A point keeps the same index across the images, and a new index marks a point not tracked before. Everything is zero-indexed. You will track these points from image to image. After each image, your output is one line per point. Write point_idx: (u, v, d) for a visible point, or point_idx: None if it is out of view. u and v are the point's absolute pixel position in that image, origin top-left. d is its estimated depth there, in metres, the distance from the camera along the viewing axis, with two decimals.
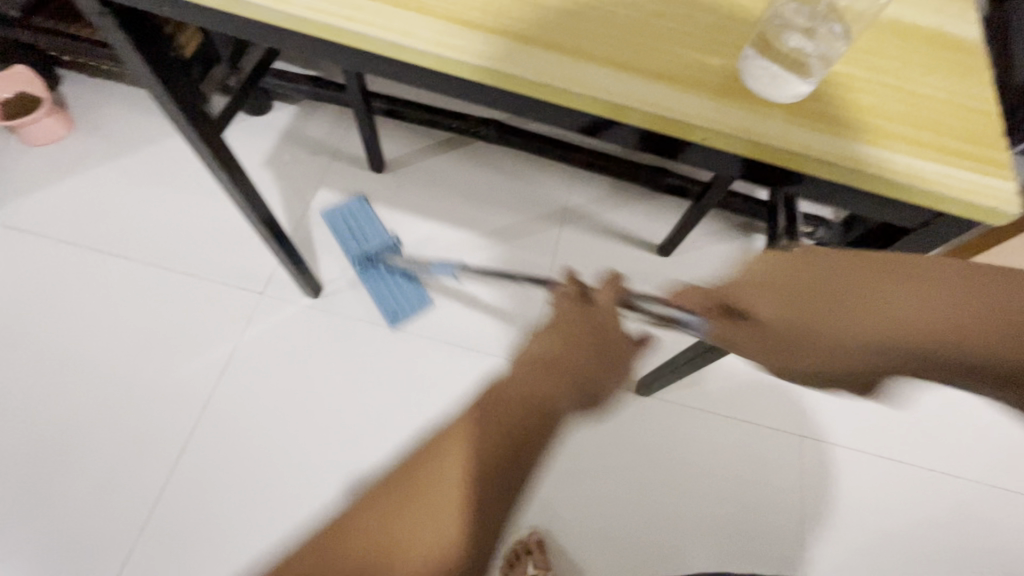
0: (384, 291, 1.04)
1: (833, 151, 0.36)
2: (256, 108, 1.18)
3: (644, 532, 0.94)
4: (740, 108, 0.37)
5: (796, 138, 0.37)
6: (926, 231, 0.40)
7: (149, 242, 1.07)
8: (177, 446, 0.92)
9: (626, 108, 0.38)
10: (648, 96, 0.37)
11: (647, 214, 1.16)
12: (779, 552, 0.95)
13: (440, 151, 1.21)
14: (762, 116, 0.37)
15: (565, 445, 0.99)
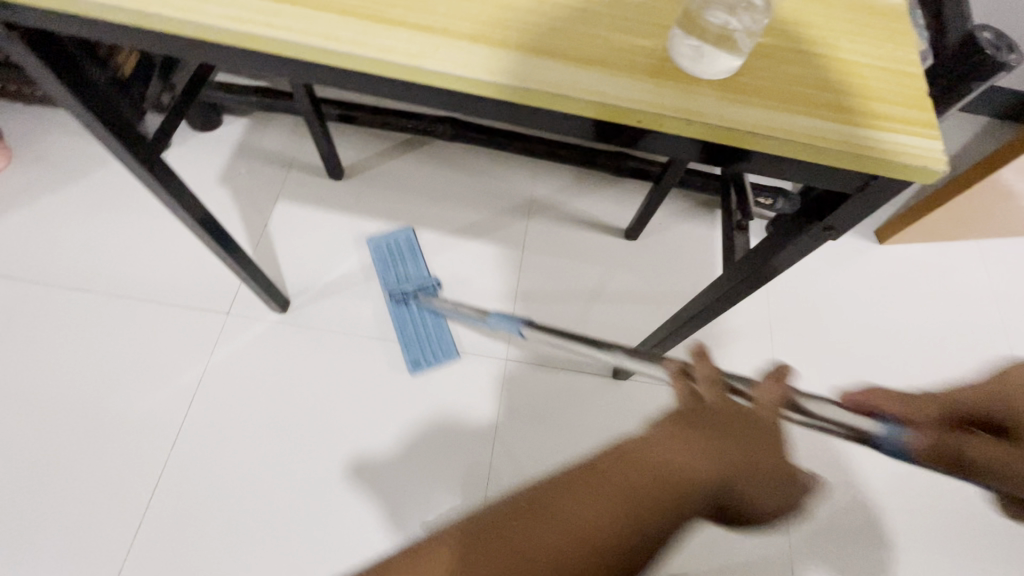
0: (411, 333, 1.02)
1: (762, 126, 0.36)
2: (204, 123, 1.15)
3: None
4: (670, 88, 0.37)
5: (726, 116, 0.37)
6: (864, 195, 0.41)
7: (109, 271, 1.03)
8: (153, 474, 0.90)
9: (558, 99, 0.37)
10: (578, 84, 0.37)
11: (614, 200, 1.17)
12: (783, 530, 0.93)
13: (400, 152, 1.19)
14: (692, 95, 0.37)
15: (551, 430, 0.99)
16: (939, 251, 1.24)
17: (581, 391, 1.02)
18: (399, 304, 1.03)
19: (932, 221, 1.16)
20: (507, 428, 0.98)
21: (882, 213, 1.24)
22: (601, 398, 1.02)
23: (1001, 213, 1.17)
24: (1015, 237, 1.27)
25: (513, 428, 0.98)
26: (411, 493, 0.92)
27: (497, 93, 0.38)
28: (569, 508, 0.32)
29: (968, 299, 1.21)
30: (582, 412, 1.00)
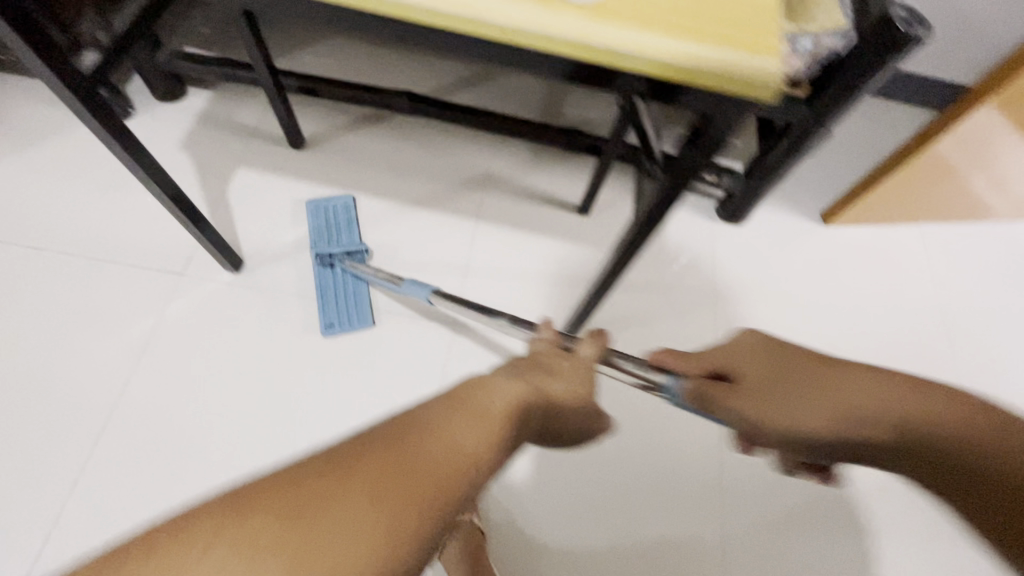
0: (332, 297, 1.03)
1: (620, 39, 0.50)
2: (168, 91, 1.17)
3: (602, 485, 0.98)
4: (553, 9, 0.51)
5: (593, 32, 0.51)
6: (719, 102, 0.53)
7: (63, 229, 1.05)
8: (99, 425, 0.92)
9: (474, 13, 0.52)
10: (489, 4, 0.51)
11: (568, 176, 1.20)
12: (716, 509, 0.98)
13: (361, 125, 1.22)
14: (567, 13, 0.51)
15: None
16: (882, 233, 1.28)
17: None
18: (324, 268, 1.05)
19: (871, 201, 1.22)
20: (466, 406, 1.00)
21: (827, 196, 1.29)
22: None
23: (937, 195, 1.22)
24: (955, 221, 1.31)
25: None
26: None
27: (434, 10, 0.52)
28: (410, 455, 0.31)
29: (911, 279, 1.25)
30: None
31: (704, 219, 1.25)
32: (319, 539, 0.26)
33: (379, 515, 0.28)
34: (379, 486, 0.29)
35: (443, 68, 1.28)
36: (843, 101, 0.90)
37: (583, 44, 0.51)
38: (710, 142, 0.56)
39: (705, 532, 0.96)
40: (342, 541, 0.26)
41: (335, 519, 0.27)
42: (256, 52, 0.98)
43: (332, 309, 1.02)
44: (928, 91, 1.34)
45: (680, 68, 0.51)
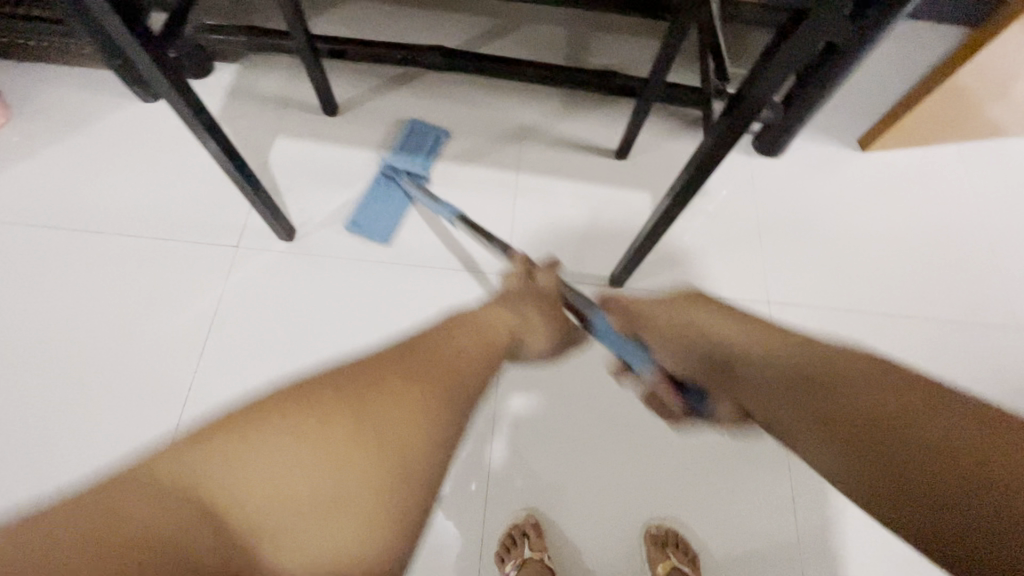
0: (374, 205, 1.08)
1: None
2: (197, 67, 1.17)
3: (664, 458, 0.97)
4: None
5: None
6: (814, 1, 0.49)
7: (117, 211, 1.06)
8: (182, 393, 0.95)
9: None
10: None
11: (602, 121, 1.20)
12: (783, 464, 0.97)
13: (391, 86, 1.22)
14: None
15: (564, 404, 1.00)
16: (921, 155, 1.27)
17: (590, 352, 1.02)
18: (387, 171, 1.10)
19: (911, 121, 1.20)
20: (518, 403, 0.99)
21: (864, 122, 1.27)
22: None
23: (977, 112, 1.21)
24: (995, 140, 1.30)
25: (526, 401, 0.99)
26: None
27: None
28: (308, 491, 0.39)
29: (954, 196, 1.24)
30: (605, 376, 1.01)
31: (741, 155, 1.25)
32: (247, 452, 0.39)
33: (344, 443, 0.41)
34: (313, 419, 0.41)
35: (468, 22, 1.27)
36: (888, 14, 0.89)
37: None
38: (786, 47, 0.54)
39: (775, 494, 0.96)
40: (267, 458, 0.39)
41: (263, 447, 0.39)
42: (293, 16, 0.98)
43: (375, 206, 1.08)
44: (962, 8, 1.31)
45: None
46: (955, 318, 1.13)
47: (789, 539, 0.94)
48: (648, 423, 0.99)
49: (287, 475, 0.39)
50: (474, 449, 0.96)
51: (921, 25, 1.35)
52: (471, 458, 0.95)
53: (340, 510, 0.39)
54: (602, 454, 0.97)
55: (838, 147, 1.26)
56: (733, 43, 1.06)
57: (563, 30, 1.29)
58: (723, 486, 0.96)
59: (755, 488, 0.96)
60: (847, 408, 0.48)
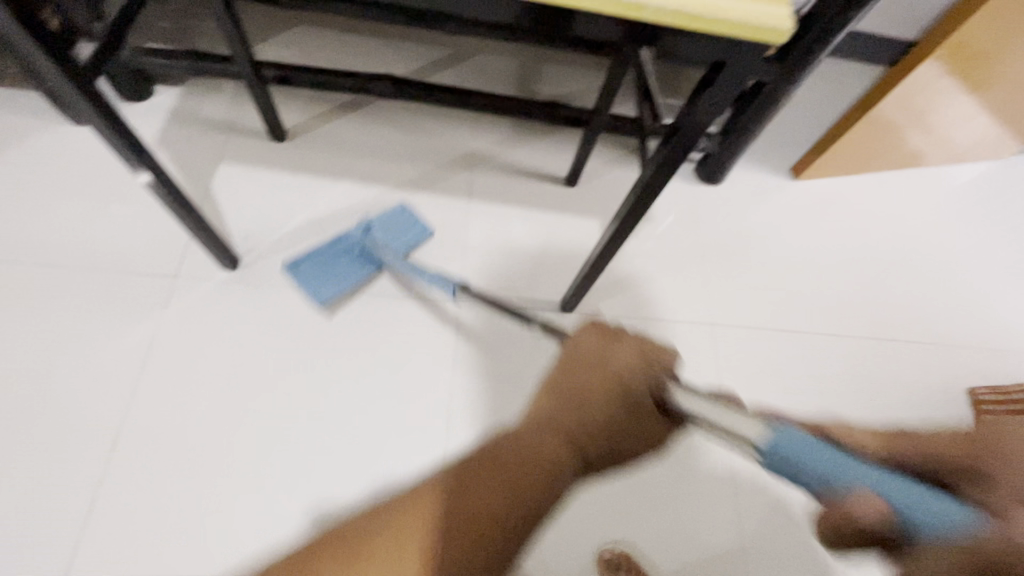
0: (323, 258, 1.02)
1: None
2: (134, 90, 1.13)
3: (613, 481, 0.98)
4: None
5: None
6: (731, 53, 0.52)
7: (40, 239, 1.00)
8: (109, 434, 0.89)
9: None
10: None
11: (551, 149, 1.23)
12: (728, 481, 1.01)
13: (340, 113, 1.21)
14: None
15: (513, 431, 0.98)
16: (846, 183, 1.37)
17: (539, 377, 1.01)
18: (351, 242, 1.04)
19: (836, 153, 1.29)
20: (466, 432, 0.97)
21: (794, 152, 1.36)
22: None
23: (892, 145, 1.31)
24: (910, 169, 1.41)
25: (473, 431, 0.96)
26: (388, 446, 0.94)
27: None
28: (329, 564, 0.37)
29: (877, 222, 1.34)
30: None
31: (684, 182, 1.30)
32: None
33: (457, 496, 0.39)
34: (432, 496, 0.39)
35: (418, 51, 1.29)
36: (808, 56, 0.96)
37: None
38: (709, 92, 0.57)
39: (722, 513, 0.98)
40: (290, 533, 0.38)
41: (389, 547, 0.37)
42: (235, 42, 0.96)
43: (316, 273, 1.01)
44: (876, 49, 1.43)
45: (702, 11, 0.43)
46: (882, 335, 1.21)
47: (744, 556, 0.96)
48: None
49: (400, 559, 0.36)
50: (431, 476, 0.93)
51: (841, 63, 1.46)
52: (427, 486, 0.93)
53: (477, 545, 0.37)
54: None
55: (772, 176, 1.34)
56: (671, 78, 1.12)
57: (512, 61, 1.32)
58: (679, 505, 0.98)
59: (709, 506, 0.99)
60: (604, 426, 0.48)
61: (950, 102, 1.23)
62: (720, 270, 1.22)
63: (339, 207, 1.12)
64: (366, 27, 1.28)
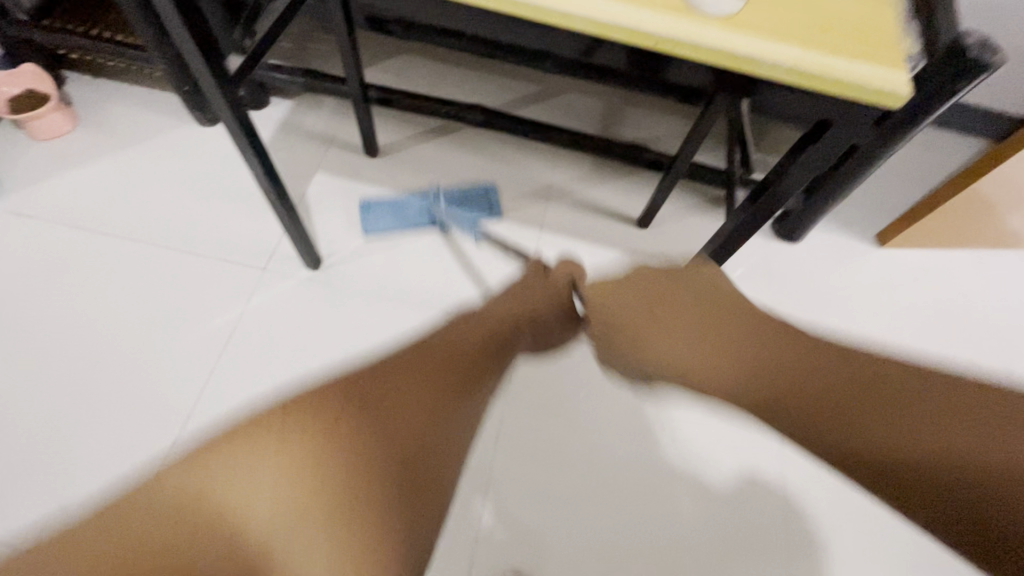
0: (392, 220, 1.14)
1: (747, 42, 0.44)
2: (254, 100, 1.25)
3: (647, 535, 0.94)
4: (673, 14, 0.45)
5: (727, 36, 0.44)
6: (840, 115, 0.52)
7: (154, 223, 1.11)
8: (184, 407, 0.96)
9: (584, 13, 0.46)
10: (602, 4, 0.46)
11: (626, 191, 1.25)
12: (780, 558, 0.93)
13: (430, 137, 1.29)
14: (693, 22, 0.45)
15: (554, 470, 0.98)
16: (937, 258, 1.29)
17: (583, 422, 1.02)
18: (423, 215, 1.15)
19: (930, 224, 1.23)
20: (507, 464, 0.97)
21: (882, 219, 1.31)
22: (631, 428, 1.02)
23: (995, 223, 1.23)
24: (1013, 250, 1.31)
25: (514, 464, 0.97)
26: None
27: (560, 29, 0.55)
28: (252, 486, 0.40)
29: (971, 302, 1.25)
30: (609, 443, 1.00)
31: (760, 237, 1.28)
32: (253, 463, 0.41)
33: (331, 454, 0.44)
34: (310, 446, 0.43)
35: (510, 86, 1.35)
36: (909, 123, 0.94)
37: (716, 48, 0.45)
38: (810, 148, 0.57)
39: None
40: (247, 476, 0.40)
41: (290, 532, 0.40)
42: (351, 66, 1.05)
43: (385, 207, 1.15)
44: (982, 122, 1.37)
45: (817, 73, 0.44)
46: None
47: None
48: (640, 497, 0.97)
49: (275, 515, 0.40)
50: (468, 494, 0.95)
51: (942, 133, 1.40)
52: (462, 505, 0.94)
53: (356, 532, 0.41)
54: (598, 518, 0.95)
55: (855, 241, 1.28)
56: (758, 133, 1.12)
57: (597, 102, 1.36)
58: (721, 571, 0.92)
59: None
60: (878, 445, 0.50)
61: None
62: None
63: (417, 224, 1.17)
64: (464, 60, 1.36)
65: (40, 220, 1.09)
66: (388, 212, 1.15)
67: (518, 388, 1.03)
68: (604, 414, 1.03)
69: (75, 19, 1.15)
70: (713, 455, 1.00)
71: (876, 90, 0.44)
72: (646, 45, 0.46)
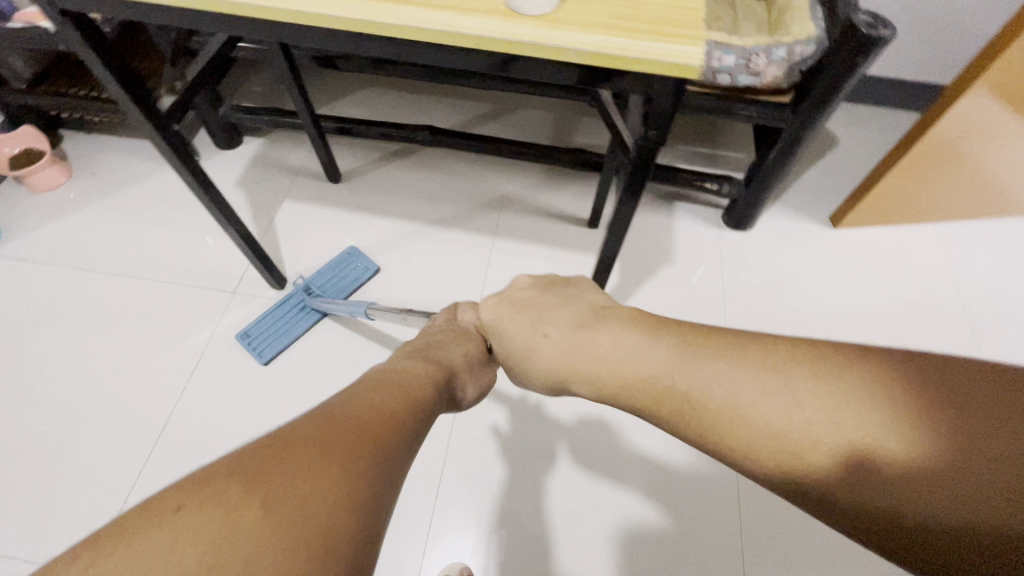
0: (271, 318, 1.11)
1: (565, 34, 0.51)
2: (228, 140, 1.36)
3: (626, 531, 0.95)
4: (499, 18, 0.53)
5: (543, 31, 0.51)
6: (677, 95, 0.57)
7: (135, 257, 1.21)
8: (160, 423, 1.03)
9: (427, 27, 0.54)
10: (442, 18, 0.53)
11: (576, 194, 1.30)
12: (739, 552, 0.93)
13: (390, 160, 1.37)
14: (518, 24, 0.52)
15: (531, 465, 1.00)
16: (895, 233, 1.30)
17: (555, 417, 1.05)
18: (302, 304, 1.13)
19: (879, 200, 1.23)
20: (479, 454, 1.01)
21: (835, 200, 1.32)
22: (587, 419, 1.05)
23: (947, 191, 1.23)
24: (974, 217, 1.31)
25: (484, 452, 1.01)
26: None
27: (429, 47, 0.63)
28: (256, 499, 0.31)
29: (931, 274, 1.25)
30: (610, 453, 1.01)
31: (710, 226, 1.30)
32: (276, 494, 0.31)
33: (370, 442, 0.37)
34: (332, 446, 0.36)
35: (465, 106, 1.45)
36: (820, 101, 0.97)
37: (538, 43, 0.51)
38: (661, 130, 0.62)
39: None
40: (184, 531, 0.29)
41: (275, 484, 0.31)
42: (301, 101, 1.15)
43: (262, 329, 1.10)
44: (924, 97, 1.39)
45: (625, 56, 0.50)
46: None
47: (821, 572, 0.92)
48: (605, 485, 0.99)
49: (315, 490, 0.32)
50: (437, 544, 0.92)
51: (890, 113, 1.43)
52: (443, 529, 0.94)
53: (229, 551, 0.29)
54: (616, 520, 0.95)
55: (810, 223, 1.30)
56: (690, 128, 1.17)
57: (548, 115, 1.45)
58: (711, 494, 0.98)
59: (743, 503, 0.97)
60: None
61: (1009, 150, 1.14)
62: (746, 316, 1.18)
63: (377, 240, 1.25)
64: (419, 87, 1.46)
65: (35, 262, 1.20)
66: (276, 312, 1.12)
67: (526, 453, 1.01)
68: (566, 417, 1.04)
69: (66, 83, 1.29)
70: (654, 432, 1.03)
71: (680, 62, 0.49)
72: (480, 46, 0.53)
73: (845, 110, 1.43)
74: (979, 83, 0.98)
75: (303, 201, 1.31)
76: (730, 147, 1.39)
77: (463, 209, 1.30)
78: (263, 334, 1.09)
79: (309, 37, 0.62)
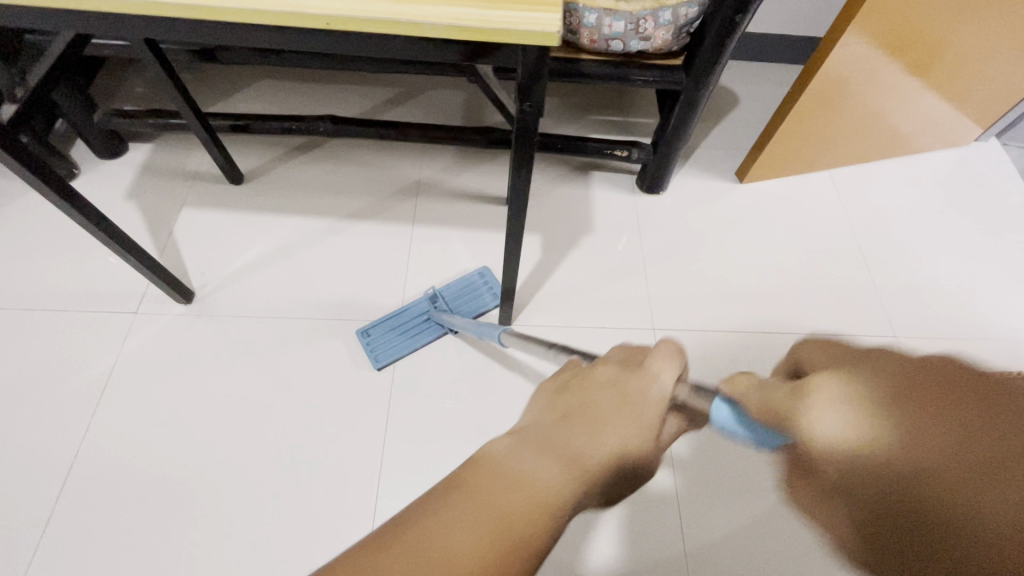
0: (393, 333, 1.07)
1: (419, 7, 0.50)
2: (111, 149, 1.25)
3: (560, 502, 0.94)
4: None
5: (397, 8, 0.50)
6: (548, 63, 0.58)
7: (17, 288, 1.10)
8: (67, 463, 0.95)
9: (275, 8, 0.51)
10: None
11: (492, 172, 1.29)
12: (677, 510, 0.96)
13: (295, 155, 1.31)
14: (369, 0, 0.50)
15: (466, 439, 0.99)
16: (796, 181, 1.38)
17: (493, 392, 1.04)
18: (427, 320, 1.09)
19: (778, 152, 1.30)
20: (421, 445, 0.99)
21: (739, 156, 1.38)
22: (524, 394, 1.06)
23: (836, 138, 1.31)
24: (863, 160, 1.41)
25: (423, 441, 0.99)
26: (330, 463, 0.97)
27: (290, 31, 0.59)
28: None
29: (830, 217, 1.33)
30: None
31: (625, 192, 1.33)
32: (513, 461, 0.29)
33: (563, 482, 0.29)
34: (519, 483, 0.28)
35: (369, 92, 1.40)
36: (708, 60, 1.00)
37: (393, 19, 0.50)
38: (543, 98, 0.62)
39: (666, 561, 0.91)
40: None
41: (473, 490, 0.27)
42: (182, 99, 1.06)
43: (382, 344, 1.06)
44: (810, 50, 1.47)
45: (482, 27, 0.50)
46: (840, 325, 1.18)
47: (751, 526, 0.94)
48: None
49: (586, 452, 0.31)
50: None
51: (781, 68, 1.50)
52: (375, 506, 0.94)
53: None
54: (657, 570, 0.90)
55: (719, 180, 1.35)
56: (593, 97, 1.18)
57: (457, 95, 1.42)
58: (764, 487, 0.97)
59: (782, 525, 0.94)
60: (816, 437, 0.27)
61: (884, 94, 1.22)
62: (667, 275, 1.22)
63: (290, 240, 1.19)
64: (317, 75, 1.39)
65: None
66: (404, 327, 1.08)
67: None
68: (503, 399, 1.04)
69: None
70: (725, 448, 0.99)
71: (536, 30, 0.50)
72: (334, 26, 0.51)
73: (737, 68, 1.48)
74: (848, 29, 1.02)
75: (204, 206, 1.22)
76: (637, 113, 1.42)
77: (378, 199, 1.25)
78: (380, 347, 1.06)
79: (154, 28, 0.57)
